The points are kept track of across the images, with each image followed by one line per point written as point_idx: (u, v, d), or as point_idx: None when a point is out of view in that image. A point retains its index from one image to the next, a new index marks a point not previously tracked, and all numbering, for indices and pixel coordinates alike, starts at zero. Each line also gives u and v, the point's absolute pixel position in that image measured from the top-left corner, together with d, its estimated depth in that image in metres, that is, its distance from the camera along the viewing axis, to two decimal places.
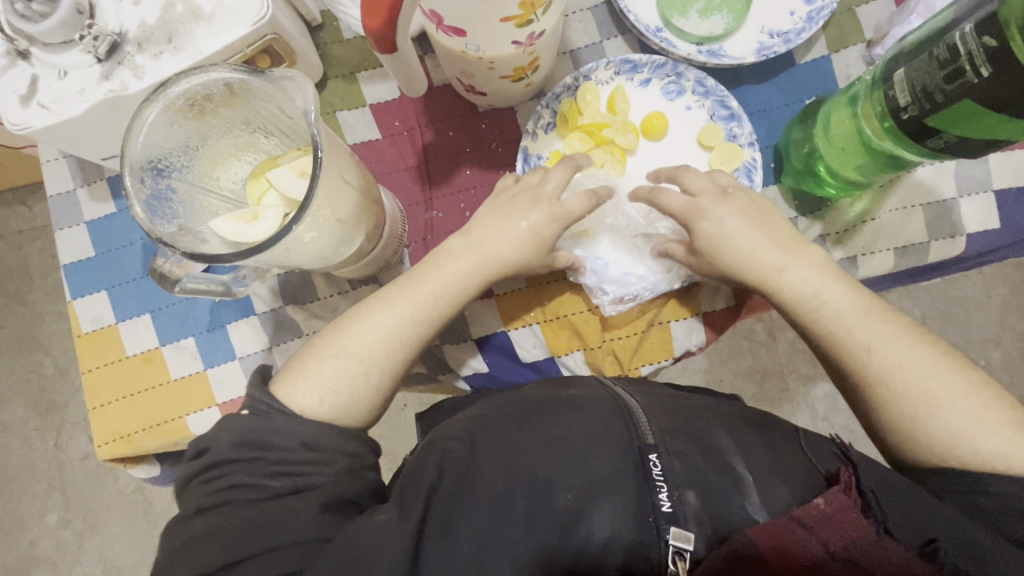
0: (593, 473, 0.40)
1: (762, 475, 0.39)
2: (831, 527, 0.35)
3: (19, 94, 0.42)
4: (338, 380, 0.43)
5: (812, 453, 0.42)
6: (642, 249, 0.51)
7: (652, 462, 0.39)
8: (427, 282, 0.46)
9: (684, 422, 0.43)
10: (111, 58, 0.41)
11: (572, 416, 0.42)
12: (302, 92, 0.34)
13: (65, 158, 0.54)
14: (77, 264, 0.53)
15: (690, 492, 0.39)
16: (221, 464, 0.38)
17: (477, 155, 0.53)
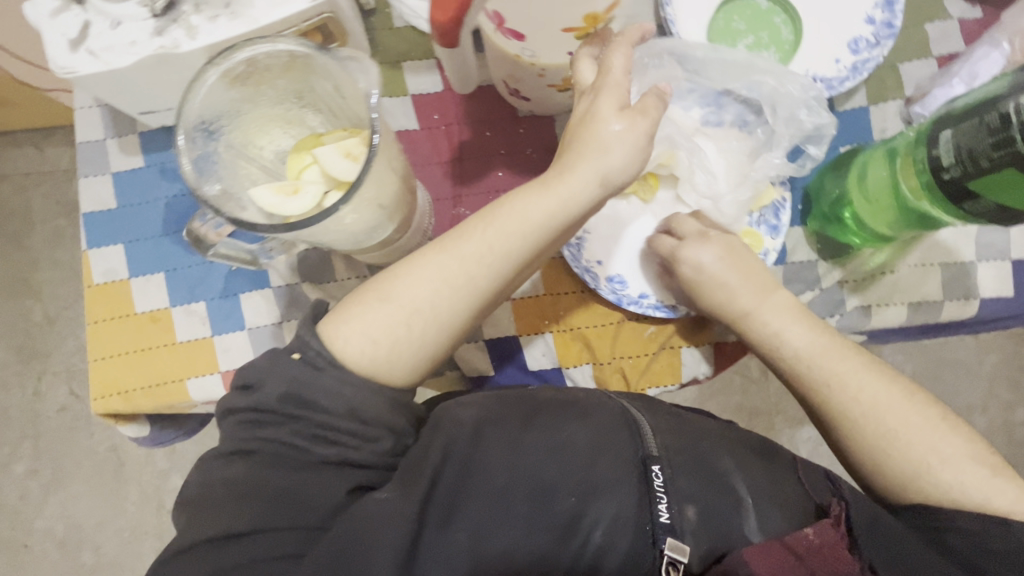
0: (596, 480, 0.40)
1: (760, 498, 0.41)
2: (822, 561, 0.36)
3: (69, 38, 0.41)
4: (377, 328, 0.39)
5: (808, 483, 0.43)
6: (661, 274, 0.51)
7: (654, 473, 0.41)
8: (481, 232, 0.40)
9: (688, 439, 0.44)
10: (167, 14, 0.41)
11: (581, 423, 0.43)
12: (365, 76, 0.35)
13: (98, 107, 0.54)
14: (96, 214, 0.53)
15: (689, 508, 0.40)
16: (264, 413, 0.37)
17: (511, 158, 0.53)
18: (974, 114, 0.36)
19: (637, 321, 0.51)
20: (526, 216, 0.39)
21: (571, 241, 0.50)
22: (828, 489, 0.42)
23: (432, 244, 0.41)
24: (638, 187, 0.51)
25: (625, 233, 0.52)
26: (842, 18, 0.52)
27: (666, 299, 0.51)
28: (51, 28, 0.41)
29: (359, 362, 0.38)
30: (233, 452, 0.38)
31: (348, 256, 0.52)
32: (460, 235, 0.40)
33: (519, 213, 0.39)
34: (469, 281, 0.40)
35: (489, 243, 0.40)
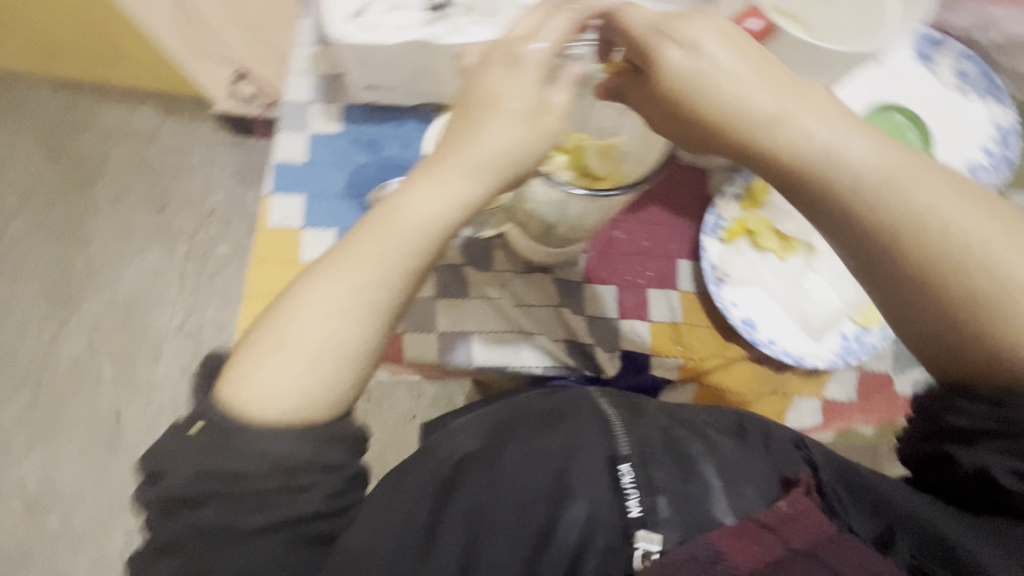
0: (568, 480, 0.40)
1: (729, 478, 0.39)
2: (797, 528, 0.35)
3: (350, 11, 0.48)
4: (281, 380, 0.34)
5: (778, 457, 0.41)
6: (791, 327, 0.56)
7: (622, 471, 0.39)
8: (359, 240, 0.35)
9: (665, 429, 0.42)
10: (438, 11, 0.48)
11: (554, 429, 0.41)
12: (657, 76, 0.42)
13: (311, 76, 0.59)
14: (286, 165, 0.57)
15: (661, 499, 0.38)
16: (174, 506, 0.33)
17: (668, 197, 0.59)
18: None
19: (760, 363, 0.56)
20: (430, 217, 0.35)
21: (715, 279, 0.56)
22: (800, 461, 0.40)
23: (320, 262, 0.36)
24: (778, 244, 0.57)
25: (759, 281, 0.56)
26: (963, 143, 0.61)
27: (794, 349, 0.55)
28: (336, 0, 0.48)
29: (275, 426, 0.34)
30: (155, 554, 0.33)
31: (510, 249, 0.56)
32: (345, 255, 0.35)
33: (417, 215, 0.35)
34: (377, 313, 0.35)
35: (370, 275, 0.35)
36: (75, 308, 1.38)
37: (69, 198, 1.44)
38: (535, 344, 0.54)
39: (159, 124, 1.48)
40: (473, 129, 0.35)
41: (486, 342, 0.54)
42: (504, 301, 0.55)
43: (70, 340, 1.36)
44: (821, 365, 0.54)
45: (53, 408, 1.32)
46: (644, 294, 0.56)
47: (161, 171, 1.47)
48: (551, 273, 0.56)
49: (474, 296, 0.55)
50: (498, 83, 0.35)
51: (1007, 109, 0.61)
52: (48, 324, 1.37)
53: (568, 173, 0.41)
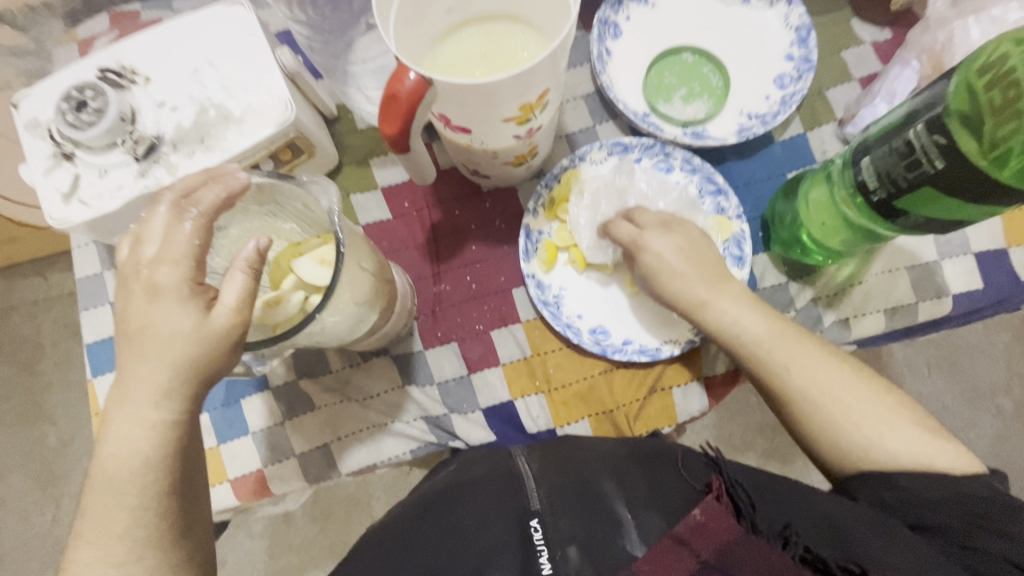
0: (480, 552, 0.36)
1: (638, 506, 0.36)
2: (709, 536, 0.33)
3: (61, 192, 0.46)
4: None
5: (689, 474, 0.39)
6: (645, 321, 0.52)
7: (532, 528, 0.36)
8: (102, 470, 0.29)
9: (572, 473, 0.40)
10: (148, 157, 0.46)
11: (464, 502, 0.40)
12: (326, 194, 0.36)
13: (95, 244, 0.57)
14: (99, 342, 0.56)
15: (571, 546, 0.35)
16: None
17: (481, 231, 0.56)
18: (887, 139, 0.37)
19: (627, 367, 0.52)
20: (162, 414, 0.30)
21: (549, 300, 0.53)
22: (708, 470, 0.39)
23: None
24: None
25: (597, 286, 0.53)
26: (764, 59, 0.56)
27: (650, 342, 0.52)
28: (45, 186, 0.46)
29: None
30: None
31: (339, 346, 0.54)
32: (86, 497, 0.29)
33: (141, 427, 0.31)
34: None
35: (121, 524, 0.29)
36: (65, 484, 1.40)
37: (18, 384, 1.45)
38: (395, 433, 0.52)
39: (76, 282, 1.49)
40: (132, 360, 0.29)
41: (348, 448, 0.53)
42: (350, 401, 0.53)
43: (71, 514, 1.38)
44: (681, 350, 0.51)
45: None
46: (487, 339, 0.54)
47: None
48: (389, 353, 0.54)
49: (320, 406, 0.53)
50: (143, 315, 0.28)
51: (795, 5, 0.55)
52: (46, 508, 1.39)
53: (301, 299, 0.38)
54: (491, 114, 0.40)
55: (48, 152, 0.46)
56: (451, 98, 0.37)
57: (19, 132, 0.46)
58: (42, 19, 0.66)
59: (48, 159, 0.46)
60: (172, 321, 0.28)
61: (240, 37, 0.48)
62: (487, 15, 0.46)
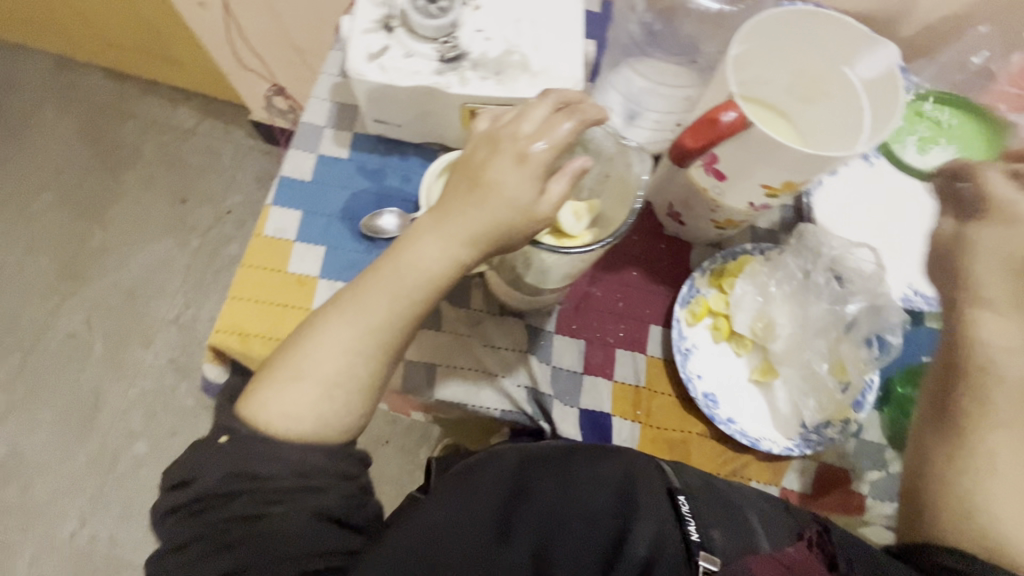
0: (634, 503, 0.41)
1: (765, 521, 0.42)
2: (809, 571, 0.36)
3: (370, 51, 0.52)
4: (300, 404, 0.38)
5: (799, 513, 0.44)
6: (753, 412, 0.56)
7: (680, 502, 0.41)
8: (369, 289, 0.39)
9: (705, 476, 0.45)
10: (450, 63, 0.52)
11: (615, 458, 0.44)
12: (642, 163, 0.41)
13: (330, 103, 0.63)
14: (292, 180, 0.60)
15: (714, 530, 0.40)
16: (211, 496, 0.37)
17: (648, 263, 0.61)
18: None
19: (718, 441, 0.55)
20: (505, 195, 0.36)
21: (682, 348, 0.56)
22: (813, 516, 0.44)
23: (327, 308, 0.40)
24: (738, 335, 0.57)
25: (721, 364, 0.57)
26: None
27: (751, 431, 0.55)
28: (360, 40, 0.52)
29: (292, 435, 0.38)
30: (181, 531, 0.37)
31: (488, 290, 0.58)
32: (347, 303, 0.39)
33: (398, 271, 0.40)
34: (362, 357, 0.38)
35: (377, 322, 0.38)
36: (79, 285, 1.41)
37: (98, 179, 1.51)
38: (497, 388, 0.55)
39: (197, 124, 1.56)
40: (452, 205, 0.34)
41: (451, 379, 0.55)
42: (474, 340, 0.56)
43: (68, 314, 1.39)
44: (776, 451, 0.54)
45: (36, 377, 1.34)
46: (610, 353, 0.57)
47: (189, 167, 1.54)
48: (525, 320, 0.57)
49: (446, 330, 0.56)
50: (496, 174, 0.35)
51: None
52: (52, 295, 1.40)
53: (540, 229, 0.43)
54: (756, 174, 0.45)
55: (377, 18, 0.52)
56: (744, 146, 0.43)
57: None
58: None
59: (374, 22, 0.52)
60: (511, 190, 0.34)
61: (565, 16, 0.55)
62: (764, 101, 0.51)
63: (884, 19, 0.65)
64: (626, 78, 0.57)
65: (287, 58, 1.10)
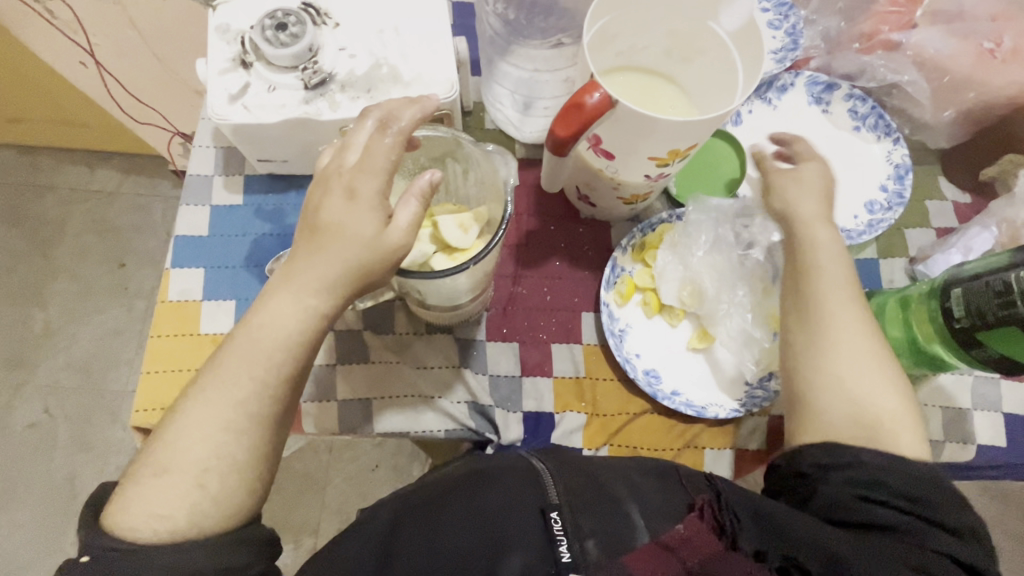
0: (503, 534, 0.38)
1: (648, 510, 0.39)
2: (694, 552, 0.36)
3: (229, 93, 0.49)
4: (165, 502, 0.31)
5: (690, 485, 0.41)
6: (696, 382, 0.55)
7: (553, 519, 0.38)
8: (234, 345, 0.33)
9: (588, 475, 0.42)
10: (316, 88, 0.50)
11: (486, 489, 0.41)
12: (507, 166, 0.39)
13: (214, 149, 0.60)
14: (188, 238, 0.58)
15: (589, 539, 0.36)
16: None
17: (569, 251, 0.59)
18: (986, 276, 0.42)
19: (666, 416, 0.55)
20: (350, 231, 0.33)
21: (615, 331, 0.56)
22: (705, 487, 0.41)
23: None
24: (668, 309, 0.56)
25: (656, 341, 0.56)
26: (861, 184, 0.61)
27: (697, 400, 0.54)
28: (217, 83, 0.49)
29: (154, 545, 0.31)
30: None
31: (410, 311, 0.56)
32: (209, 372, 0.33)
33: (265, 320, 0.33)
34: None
35: (244, 389, 0.32)
36: (29, 372, 1.36)
37: (26, 260, 1.45)
38: (436, 408, 0.54)
39: (119, 184, 1.50)
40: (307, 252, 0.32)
41: (387, 409, 0.54)
42: (404, 365, 0.55)
43: (25, 404, 1.34)
44: (724, 415, 0.53)
45: (5, 476, 1.30)
46: (546, 349, 0.56)
47: (120, 229, 1.48)
48: (453, 334, 0.56)
49: (374, 361, 0.55)
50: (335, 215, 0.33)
51: (901, 145, 0.61)
52: (3, 389, 1.35)
53: (428, 247, 0.42)
54: (641, 148, 0.44)
55: (230, 56, 0.50)
56: (617, 124, 0.41)
57: (209, 30, 0.50)
58: None
59: (228, 61, 0.50)
60: (358, 226, 0.33)
61: (430, 17, 0.53)
62: (647, 69, 0.50)
63: None
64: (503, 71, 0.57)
65: (185, 102, 1.05)
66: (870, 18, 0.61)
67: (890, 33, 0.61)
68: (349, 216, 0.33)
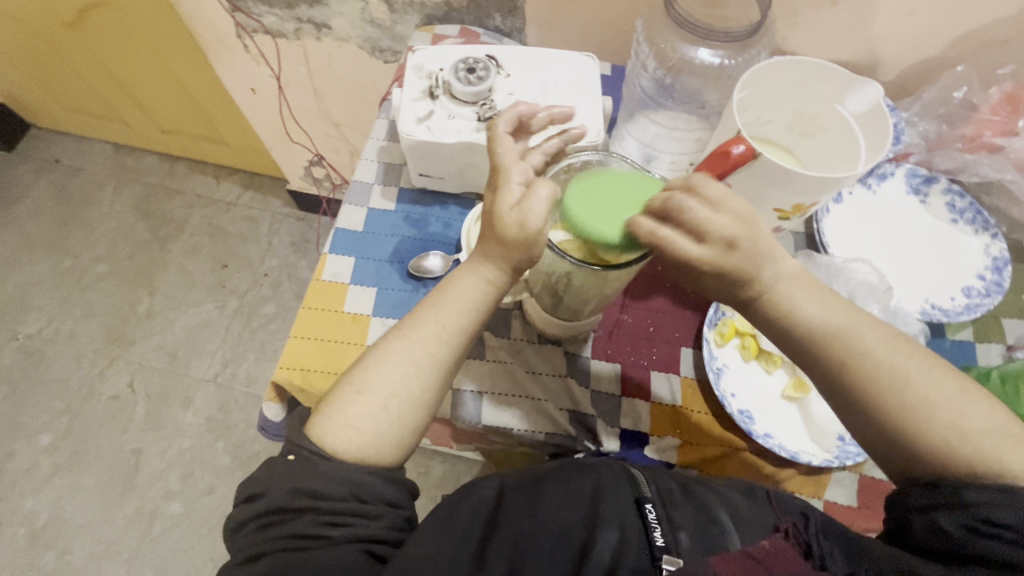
0: (602, 511, 0.45)
1: (738, 521, 0.44)
2: (778, 563, 0.40)
3: (417, 116, 0.60)
4: (364, 416, 0.42)
5: (777, 510, 0.45)
6: (791, 429, 0.57)
7: (647, 509, 0.44)
8: (430, 316, 0.44)
9: (680, 484, 0.48)
10: (487, 120, 0.60)
11: (585, 475, 0.47)
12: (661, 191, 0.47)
13: (378, 163, 0.71)
14: (345, 231, 0.67)
15: (681, 534, 0.43)
16: (279, 511, 0.40)
17: (674, 290, 0.65)
18: None
19: (757, 456, 0.57)
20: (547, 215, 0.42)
21: (713, 367, 0.59)
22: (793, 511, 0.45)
23: (391, 334, 0.45)
24: (765, 355, 0.60)
25: (752, 385, 0.60)
26: (957, 270, 0.65)
27: (790, 445, 0.56)
28: (409, 107, 0.60)
29: (349, 455, 0.41)
30: (249, 558, 0.39)
31: (526, 320, 0.62)
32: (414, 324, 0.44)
33: (461, 295, 0.45)
34: (427, 367, 0.43)
35: None
36: (125, 348, 1.49)
37: (146, 250, 1.62)
38: (540, 410, 0.58)
39: (237, 196, 1.69)
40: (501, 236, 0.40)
41: (497, 405, 0.58)
42: (516, 367, 0.60)
43: (115, 377, 1.46)
44: (816, 463, 0.55)
45: (81, 440, 1.38)
46: (646, 374, 0.61)
47: (230, 234, 1.65)
48: (562, 346, 0.61)
49: (490, 359, 0.60)
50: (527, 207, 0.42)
51: (1000, 240, 0.65)
52: (99, 360, 1.48)
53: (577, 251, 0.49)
54: (770, 198, 0.51)
55: (422, 89, 0.61)
56: (755, 173, 0.48)
57: (407, 67, 0.62)
58: (409, 10, 0.87)
59: (420, 93, 0.61)
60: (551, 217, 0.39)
61: (585, 77, 0.63)
62: (767, 138, 0.57)
63: (868, 64, 0.71)
64: (642, 125, 0.65)
65: (326, 132, 1.21)
66: (972, 124, 0.67)
67: (993, 137, 0.66)
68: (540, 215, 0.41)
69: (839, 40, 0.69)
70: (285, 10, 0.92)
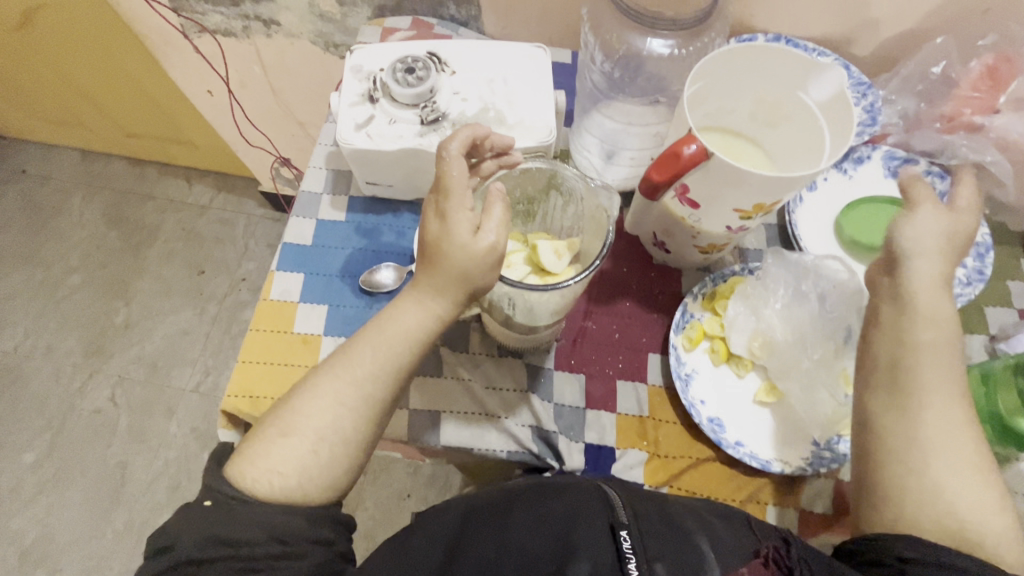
0: (572, 542, 0.40)
1: (719, 546, 0.40)
2: None
3: (356, 122, 0.56)
4: (287, 461, 0.39)
5: (761, 531, 0.42)
6: (763, 436, 0.55)
7: (622, 537, 0.40)
8: (360, 347, 0.42)
9: (659, 506, 0.43)
10: (430, 124, 0.56)
11: (556, 502, 0.43)
12: (610, 201, 0.44)
13: (326, 171, 0.68)
14: (293, 245, 0.64)
15: (658, 564, 0.39)
16: (191, 562, 0.36)
17: (640, 292, 0.62)
18: None
19: (728, 466, 0.55)
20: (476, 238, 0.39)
21: (681, 374, 0.57)
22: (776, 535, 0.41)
23: (320, 368, 0.42)
24: (734, 358, 0.58)
25: (722, 390, 0.57)
26: None
27: (762, 453, 0.54)
28: (347, 113, 0.56)
29: (271, 498, 0.38)
30: None
31: (485, 332, 0.59)
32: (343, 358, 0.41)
33: (394, 324, 0.42)
34: (364, 401, 0.41)
35: None
36: (104, 361, 1.47)
37: (120, 259, 1.59)
38: (500, 428, 0.56)
39: (211, 199, 1.65)
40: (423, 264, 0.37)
41: (455, 424, 0.56)
42: (474, 383, 0.57)
43: (95, 390, 1.44)
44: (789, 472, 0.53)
45: (65, 456, 1.37)
46: (611, 385, 0.58)
47: (205, 239, 1.61)
48: (523, 358, 0.59)
49: (448, 376, 0.57)
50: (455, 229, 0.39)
51: (982, 225, 0.62)
52: (79, 374, 1.46)
53: (524, 269, 0.47)
54: (729, 200, 0.47)
55: (360, 92, 0.57)
56: (710, 175, 0.45)
57: (345, 69, 0.58)
58: (358, 2, 0.82)
59: (358, 96, 0.57)
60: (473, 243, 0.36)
61: (535, 71, 0.59)
62: (730, 129, 0.53)
63: (841, 41, 0.67)
64: (599, 120, 0.61)
65: (288, 132, 1.17)
66: (951, 101, 0.64)
67: (973, 115, 0.63)
68: (475, 240, 0.39)
69: (808, 17, 0.64)
70: (229, 7, 0.87)
